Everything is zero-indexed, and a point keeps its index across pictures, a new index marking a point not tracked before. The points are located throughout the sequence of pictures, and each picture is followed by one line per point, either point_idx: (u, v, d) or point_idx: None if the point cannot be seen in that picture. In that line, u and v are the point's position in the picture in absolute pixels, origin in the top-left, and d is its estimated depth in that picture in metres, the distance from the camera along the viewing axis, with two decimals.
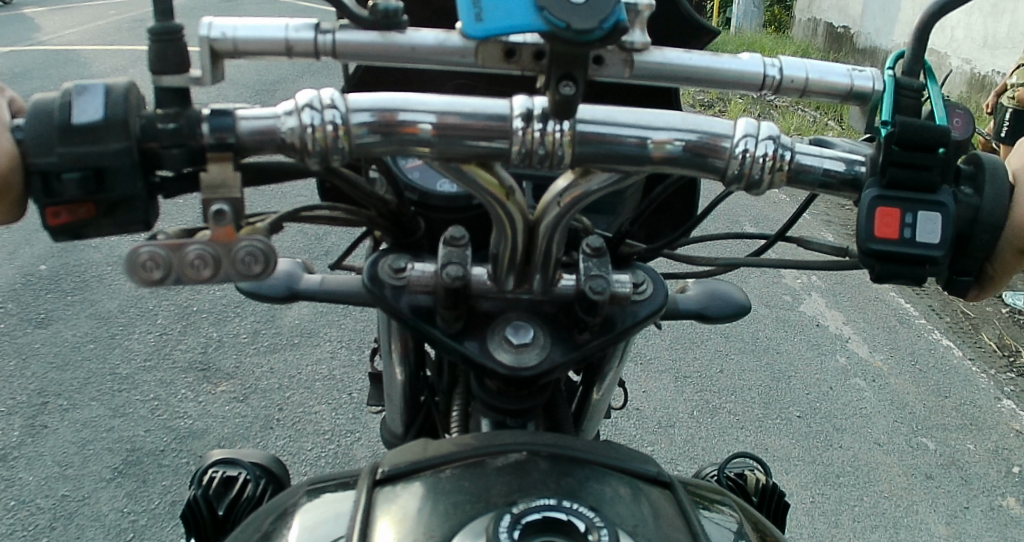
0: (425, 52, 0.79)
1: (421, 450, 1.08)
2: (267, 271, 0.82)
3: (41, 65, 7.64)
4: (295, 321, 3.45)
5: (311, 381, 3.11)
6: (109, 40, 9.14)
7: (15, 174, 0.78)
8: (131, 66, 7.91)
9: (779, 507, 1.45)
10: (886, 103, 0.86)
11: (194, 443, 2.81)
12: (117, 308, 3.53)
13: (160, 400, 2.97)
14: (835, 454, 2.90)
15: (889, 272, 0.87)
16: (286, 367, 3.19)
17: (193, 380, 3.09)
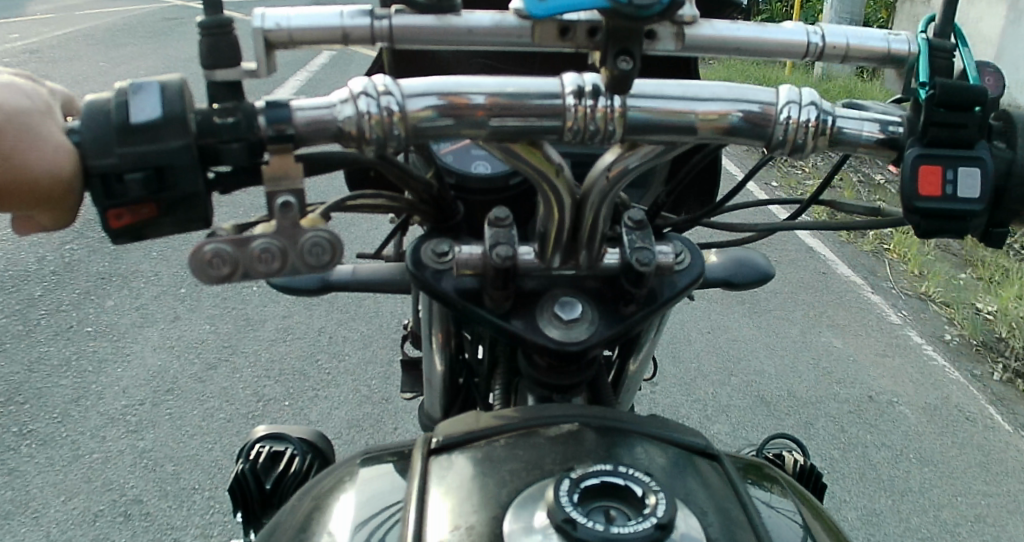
0: (481, 34, 0.80)
1: (474, 421, 1.09)
2: (336, 259, 0.83)
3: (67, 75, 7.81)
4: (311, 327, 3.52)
5: (320, 390, 3.13)
6: (77, 51, 8.93)
7: (76, 179, 0.77)
8: (103, 76, 7.77)
9: (817, 487, 1.49)
10: (923, 64, 0.88)
11: (209, 453, 2.80)
12: (133, 315, 3.57)
13: (185, 402, 3.03)
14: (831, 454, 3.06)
15: (934, 228, 0.90)
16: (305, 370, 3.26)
17: (214, 384, 3.15)
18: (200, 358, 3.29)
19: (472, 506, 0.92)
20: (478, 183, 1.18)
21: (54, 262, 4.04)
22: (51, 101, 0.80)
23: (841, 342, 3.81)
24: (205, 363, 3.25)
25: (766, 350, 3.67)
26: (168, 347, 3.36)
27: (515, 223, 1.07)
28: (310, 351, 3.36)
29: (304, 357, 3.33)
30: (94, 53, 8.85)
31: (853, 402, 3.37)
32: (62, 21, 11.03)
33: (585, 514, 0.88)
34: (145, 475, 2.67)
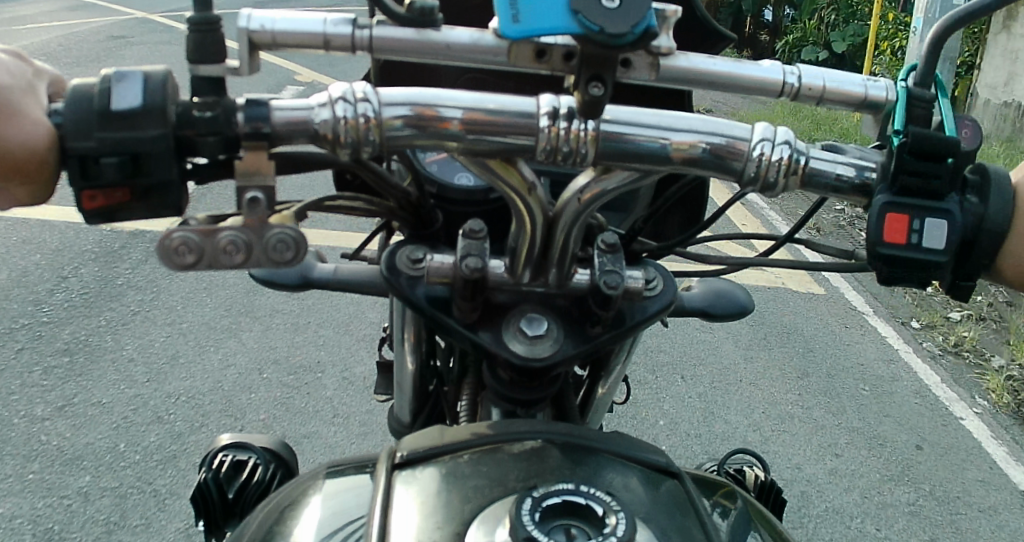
0: (460, 50, 0.82)
1: (440, 435, 1.05)
2: (299, 257, 0.85)
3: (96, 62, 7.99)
4: (310, 332, 3.61)
5: (311, 395, 3.20)
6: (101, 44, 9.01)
7: (52, 156, 0.80)
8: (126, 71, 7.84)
9: (777, 503, 1.47)
10: (898, 113, 0.89)
11: (193, 448, 2.88)
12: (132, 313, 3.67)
13: (176, 399, 3.12)
14: (816, 478, 3.06)
15: (895, 275, 0.91)
16: (302, 371, 3.34)
17: (206, 382, 3.24)
18: (196, 358, 3.38)
19: (435, 522, 0.90)
20: (460, 193, 1.23)
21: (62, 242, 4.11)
22: (34, 80, 0.82)
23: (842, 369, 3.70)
24: (200, 363, 3.34)
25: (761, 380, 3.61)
26: (165, 344, 3.46)
27: (490, 236, 1.09)
28: (309, 353, 3.45)
29: (300, 359, 3.42)
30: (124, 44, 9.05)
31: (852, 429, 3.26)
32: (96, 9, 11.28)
33: (546, 531, 0.85)
34: (131, 469, 2.75)
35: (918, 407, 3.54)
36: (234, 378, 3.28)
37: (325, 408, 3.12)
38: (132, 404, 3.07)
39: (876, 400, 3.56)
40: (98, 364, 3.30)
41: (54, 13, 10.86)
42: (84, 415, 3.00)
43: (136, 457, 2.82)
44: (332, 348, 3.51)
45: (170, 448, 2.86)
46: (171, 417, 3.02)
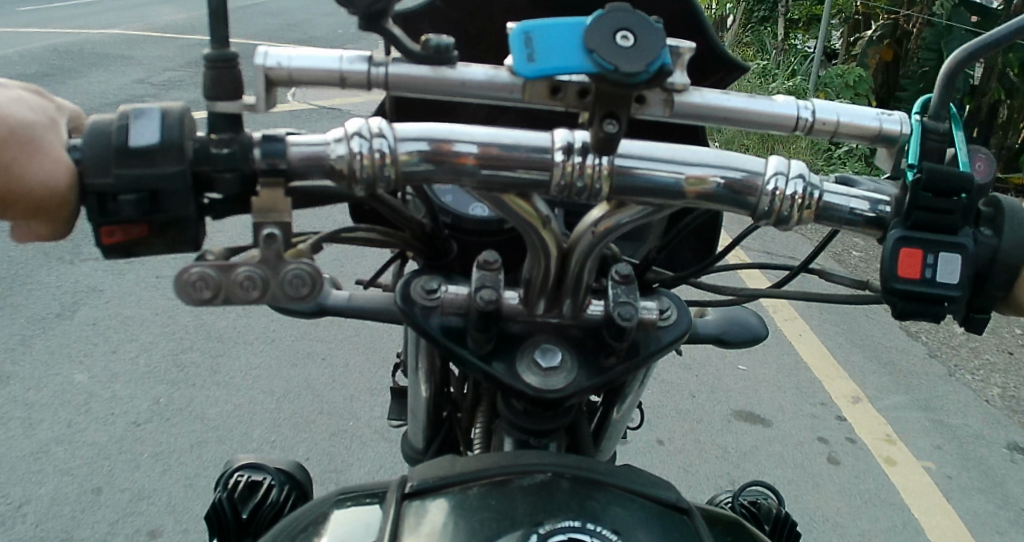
0: (474, 86, 0.83)
1: (449, 465, 1.05)
2: (315, 293, 0.85)
3: (121, 74, 8.03)
4: (321, 325, 3.54)
5: (321, 389, 3.12)
6: (135, 52, 9.00)
7: (72, 194, 0.81)
8: (156, 83, 7.82)
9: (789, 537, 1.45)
10: (913, 147, 0.90)
11: (204, 442, 2.82)
12: (143, 302, 3.61)
13: (186, 389, 3.07)
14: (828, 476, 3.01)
15: (910, 310, 0.92)
16: (312, 363, 3.27)
17: (219, 371, 3.19)
18: (210, 348, 3.32)
19: None
20: (474, 224, 1.24)
21: (80, 248, 4.12)
22: (55, 115, 0.83)
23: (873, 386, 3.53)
24: (214, 352, 3.29)
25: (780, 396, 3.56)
26: (177, 333, 3.40)
27: (504, 266, 1.09)
28: (320, 346, 3.38)
29: (313, 351, 3.34)
30: (151, 57, 9.13)
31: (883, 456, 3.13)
32: (118, 21, 11.36)
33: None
34: (141, 465, 2.69)
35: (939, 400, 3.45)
36: (245, 368, 3.21)
37: (335, 404, 3.04)
38: (143, 394, 3.02)
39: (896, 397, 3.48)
40: (108, 352, 3.25)
41: (78, 24, 10.94)
42: (91, 403, 2.95)
43: (147, 448, 2.77)
44: (345, 341, 3.43)
45: (178, 442, 2.80)
46: (182, 408, 2.97)
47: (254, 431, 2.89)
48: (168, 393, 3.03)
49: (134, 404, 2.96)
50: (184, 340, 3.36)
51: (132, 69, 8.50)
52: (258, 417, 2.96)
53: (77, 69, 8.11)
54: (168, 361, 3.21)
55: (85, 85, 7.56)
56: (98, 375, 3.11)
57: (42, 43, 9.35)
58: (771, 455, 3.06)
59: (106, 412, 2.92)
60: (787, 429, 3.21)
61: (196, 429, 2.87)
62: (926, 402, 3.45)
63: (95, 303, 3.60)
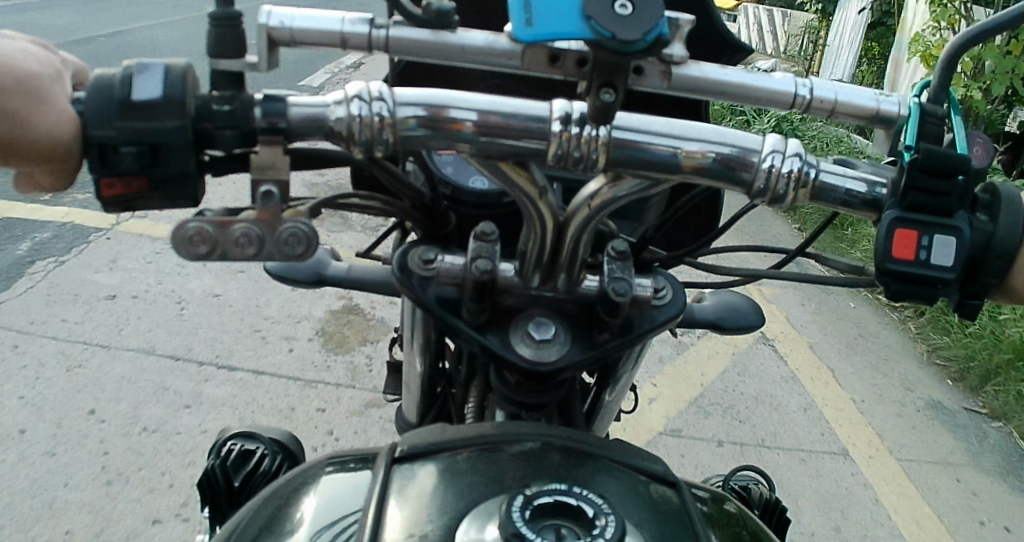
0: (474, 52, 0.84)
1: (441, 432, 1.05)
2: (309, 253, 0.86)
3: (130, 36, 7.99)
4: (321, 300, 3.54)
5: (320, 363, 3.13)
6: (146, 17, 8.97)
7: (74, 144, 0.82)
8: (168, 45, 7.76)
9: (779, 520, 1.48)
10: (911, 128, 0.90)
11: (202, 411, 2.83)
12: (145, 270, 3.61)
13: (186, 358, 3.08)
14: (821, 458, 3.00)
15: (903, 292, 0.92)
16: (311, 337, 3.28)
17: (218, 340, 3.19)
18: (210, 318, 3.32)
19: (429, 514, 0.91)
20: (473, 197, 1.25)
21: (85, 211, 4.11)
22: (59, 66, 0.84)
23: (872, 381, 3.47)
24: (214, 322, 3.30)
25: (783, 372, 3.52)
26: (178, 301, 3.41)
27: (501, 239, 1.10)
28: (320, 321, 3.38)
29: (313, 325, 3.35)
30: (161, 21, 9.08)
31: (883, 452, 3.07)
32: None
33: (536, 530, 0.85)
34: (137, 431, 2.71)
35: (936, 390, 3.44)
36: (244, 340, 3.22)
37: (332, 379, 3.05)
38: (142, 362, 3.03)
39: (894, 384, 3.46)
40: (109, 318, 3.25)
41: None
42: (92, 368, 2.97)
43: (144, 414, 2.78)
44: (345, 317, 3.43)
45: (175, 409, 2.81)
46: (181, 377, 2.98)
47: (251, 401, 2.90)
48: (167, 362, 3.04)
49: (133, 371, 2.98)
50: (185, 309, 3.36)
51: (142, 30, 8.44)
52: (256, 388, 2.97)
53: (86, 28, 8.06)
54: (169, 329, 3.22)
55: (94, 44, 7.50)
56: (99, 340, 3.12)
57: (54, 4, 9.29)
58: (768, 447, 3.03)
59: (106, 377, 2.93)
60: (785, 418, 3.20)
61: (193, 398, 2.89)
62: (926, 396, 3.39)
63: (99, 267, 3.60)
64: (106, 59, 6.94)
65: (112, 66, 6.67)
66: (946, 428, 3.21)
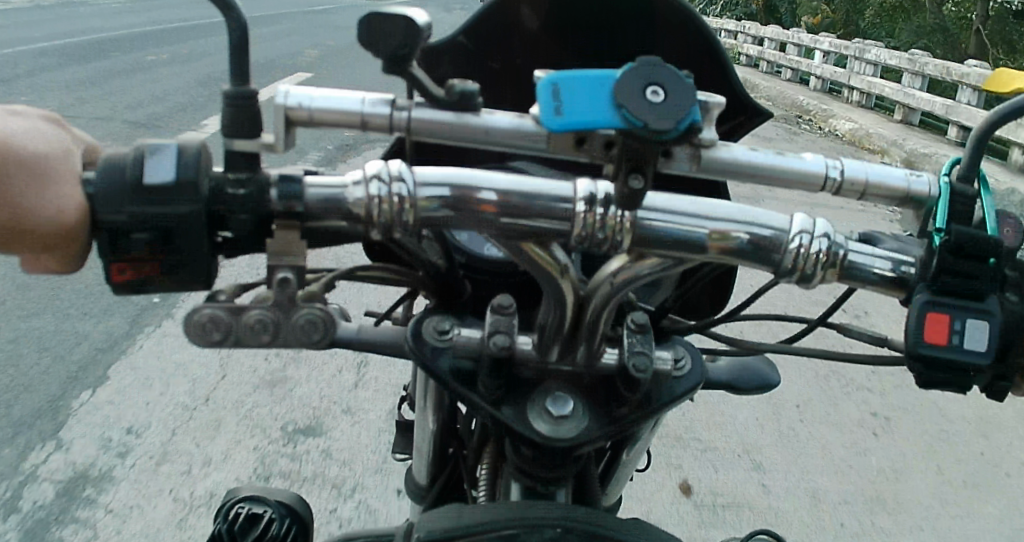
0: (498, 135, 0.82)
1: (457, 514, 1.01)
2: (327, 338, 0.83)
3: (140, 89, 8.09)
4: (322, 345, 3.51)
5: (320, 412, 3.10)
6: (154, 72, 9.11)
7: (84, 229, 0.79)
8: (163, 97, 7.77)
9: None
10: (941, 210, 0.88)
11: (197, 460, 2.80)
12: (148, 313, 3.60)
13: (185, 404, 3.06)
14: (835, 492, 2.94)
15: (932, 376, 0.90)
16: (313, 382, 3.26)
17: (219, 384, 3.17)
18: (211, 361, 3.29)
19: None
20: (488, 264, 1.23)
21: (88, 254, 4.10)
22: (71, 146, 0.81)
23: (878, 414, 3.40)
24: (214, 366, 3.27)
25: (795, 395, 3.47)
26: (178, 346, 3.38)
27: (519, 310, 1.07)
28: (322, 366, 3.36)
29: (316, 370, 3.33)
30: (167, 72, 9.19)
31: (897, 481, 3.02)
32: (138, 42, 11.52)
33: None
34: (132, 480, 2.68)
35: (948, 424, 3.38)
36: (245, 385, 3.19)
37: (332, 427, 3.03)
38: (141, 408, 3.00)
39: (908, 415, 3.40)
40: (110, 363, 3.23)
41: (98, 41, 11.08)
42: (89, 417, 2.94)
43: (140, 463, 2.75)
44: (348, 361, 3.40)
45: (172, 461, 2.79)
46: (179, 421, 2.95)
47: (250, 449, 2.88)
48: (164, 411, 3.00)
49: (132, 418, 2.95)
50: (186, 354, 3.34)
51: (151, 83, 8.56)
52: (256, 436, 2.94)
53: (94, 83, 8.16)
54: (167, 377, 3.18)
55: (89, 97, 7.50)
56: (97, 387, 3.09)
57: (52, 61, 9.35)
58: (779, 479, 2.98)
59: (103, 425, 2.91)
60: (796, 447, 3.14)
61: (191, 447, 2.85)
62: (939, 430, 3.34)
63: (100, 313, 3.58)
64: (114, 114, 7.02)
65: (119, 122, 6.71)
66: (961, 465, 3.15)
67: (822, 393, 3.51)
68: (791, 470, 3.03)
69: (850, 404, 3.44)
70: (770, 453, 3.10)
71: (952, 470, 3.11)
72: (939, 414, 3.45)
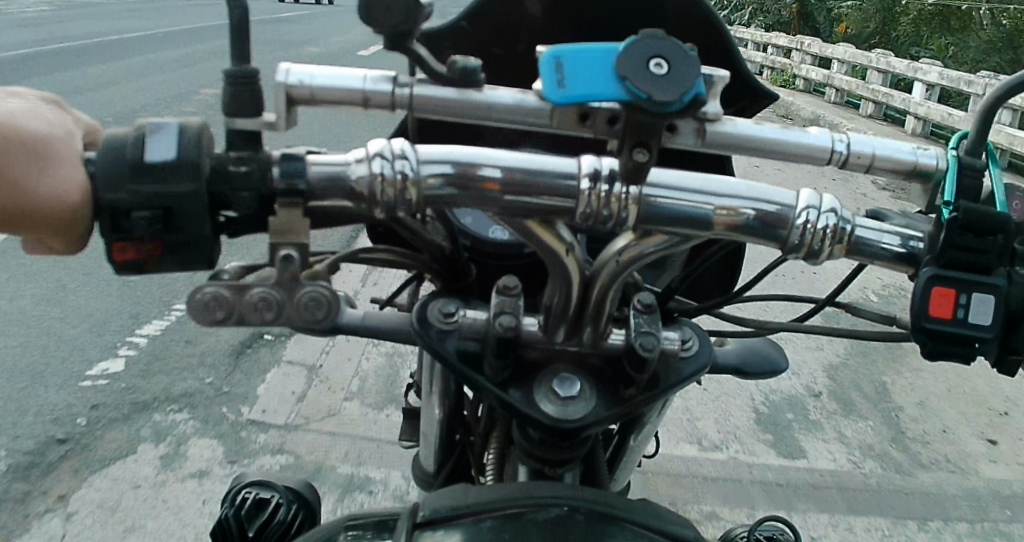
0: (501, 110, 0.81)
1: (463, 494, 1.01)
2: (330, 316, 0.83)
3: (151, 85, 8.10)
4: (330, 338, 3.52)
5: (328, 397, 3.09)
6: (164, 68, 9.13)
7: (86, 209, 0.79)
8: (171, 93, 7.78)
9: None
10: (950, 184, 0.87)
11: (205, 442, 2.79)
12: (158, 305, 3.62)
13: (194, 389, 3.06)
14: (849, 465, 2.88)
15: (941, 350, 0.89)
16: (321, 370, 3.25)
17: (229, 373, 3.17)
18: (221, 352, 3.30)
19: None
20: (494, 247, 1.22)
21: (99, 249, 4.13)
22: (72, 126, 0.81)
23: (892, 394, 3.35)
24: (224, 356, 3.28)
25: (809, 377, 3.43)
26: (188, 337, 3.39)
27: (524, 292, 1.06)
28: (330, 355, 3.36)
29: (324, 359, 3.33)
30: (178, 68, 9.21)
31: (912, 454, 2.96)
32: (148, 40, 11.57)
33: None
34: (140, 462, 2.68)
35: (964, 403, 3.33)
36: (255, 372, 3.19)
37: (339, 411, 3.02)
38: (150, 395, 3.01)
39: (923, 396, 3.35)
40: (120, 353, 3.25)
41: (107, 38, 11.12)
42: (98, 403, 2.94)
43: (149, 446, 2.76)
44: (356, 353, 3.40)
45: (180, 442, 2.78)
46: (188, 407, 2.96)
47: (257, 431, 2.87)
48: (173, 397, 3.01)
49: (141, 403, 2.96)
50: (196, 343, 3.35)
51: (162, 79, 8.58)
52: (265, 418, 2.94)
53: (106, 80, 8.19)
54: (176, 366, 3.19)
55: (92, 91, 7.49)
56: (107, 376, 3.10)
57: (55, 58, 9.34)
58: (792, 452, 2.93)
59: (113, 409, 2.91)
60: (810, 424, 3.10)
61: (199, 431, 2.85)
62: (955, 409, 3.29)
63: (111, 306, 3.60)
64: (126, 109, 7.05)
65: (130, 118, 6.73)
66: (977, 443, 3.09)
67: (836, 374, 3.47)
68: (805, 444, 2.98)
69: (864, 385, 3.40)
70: (783, 428, 3.06)
71: (969, 446, 3.06)
72: (954, 394, 3.40)
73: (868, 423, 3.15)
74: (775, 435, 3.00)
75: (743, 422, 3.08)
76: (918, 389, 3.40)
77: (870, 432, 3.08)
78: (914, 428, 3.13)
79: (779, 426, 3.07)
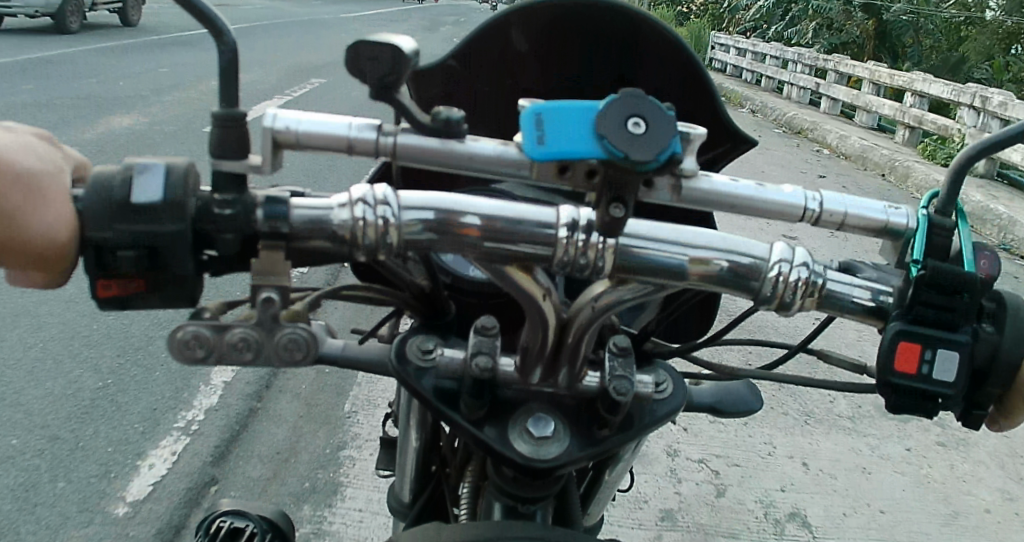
0: (482, 161, 0.83)
1: (434, 533, 1.01)
2: (309, 358, 0.84)
3: (143, 109, 8.14)
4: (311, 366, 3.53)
5: (308, 426, 3.10)
6: (156, 91, 9.17)
7: (72, 245, 0.79)
8: (163, 117, 7.81)
9: None
10: (919, 242, 0.90)
11: (183, 470, 2.80)
12: (143, 334, 3.64)
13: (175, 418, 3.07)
14: (816, 512, 2.95)
15: (904, 404, 0.92)
16: (302, 399, 3.27)
17: (210, 402, 3.18)
18: (203, 382, 3.32)
19: None
20: (473, 285, 1.24)
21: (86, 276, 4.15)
22: (62, 162, 0.82)
23: (862, 439, 3.42)
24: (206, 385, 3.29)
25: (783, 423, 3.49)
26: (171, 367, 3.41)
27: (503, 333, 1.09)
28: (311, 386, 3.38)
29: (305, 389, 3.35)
30: (171, 91, 9.25)
31: (878, 502, 3.03)
32: (140, 59, 11.62)
33: None
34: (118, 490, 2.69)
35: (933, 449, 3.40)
36: (236, 401, 3.21)
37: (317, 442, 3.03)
38: (132, 424, 3.03)
39: (892, 442, 3.42)
40: (103, 382, 3.27)
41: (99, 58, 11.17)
42: (80, 433, 2.96)
43: (128, 474, 2.76)
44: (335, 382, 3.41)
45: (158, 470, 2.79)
46: (168, 436, 2.97)
47: (235, 461, 2.88)
48: (154, 426, 3.02)
49: (122, 433, 2.97)
50: (179, 374, 3.37)
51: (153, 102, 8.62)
52: (243, 448, 2.95)
53: (98, 102, 8.22)
54: (159, 396, 3.20)
55: (86, 117, 7.54)
56: (90, 406, 3.12)
57: (48, 77, 9.37)
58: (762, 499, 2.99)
59: (94, 439, 2.93)
60: (781, 471, 3.16)
61: (178, 458, 2.86)
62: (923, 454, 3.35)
63: (95, 335, 3.62)
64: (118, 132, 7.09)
65: (121, 142, 6.77)
66: (943, 487, 3.16)
67: (809, 419, 3.54)
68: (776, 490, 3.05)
69: (835, 431, 3.47)
70: (754, 475, 3.12)
71: (934, 492, 3.12)
72: (923, 440, 3.47)
73: (838, 468, 3.21)
74: (746, 483, 3.07)
75: (715, 468, 3.15)
76: (888, 436, 3.47)
77: (840, 478, 3.15)
78: (882, 473, 3.20)
79: (751, 473, 3.14)
